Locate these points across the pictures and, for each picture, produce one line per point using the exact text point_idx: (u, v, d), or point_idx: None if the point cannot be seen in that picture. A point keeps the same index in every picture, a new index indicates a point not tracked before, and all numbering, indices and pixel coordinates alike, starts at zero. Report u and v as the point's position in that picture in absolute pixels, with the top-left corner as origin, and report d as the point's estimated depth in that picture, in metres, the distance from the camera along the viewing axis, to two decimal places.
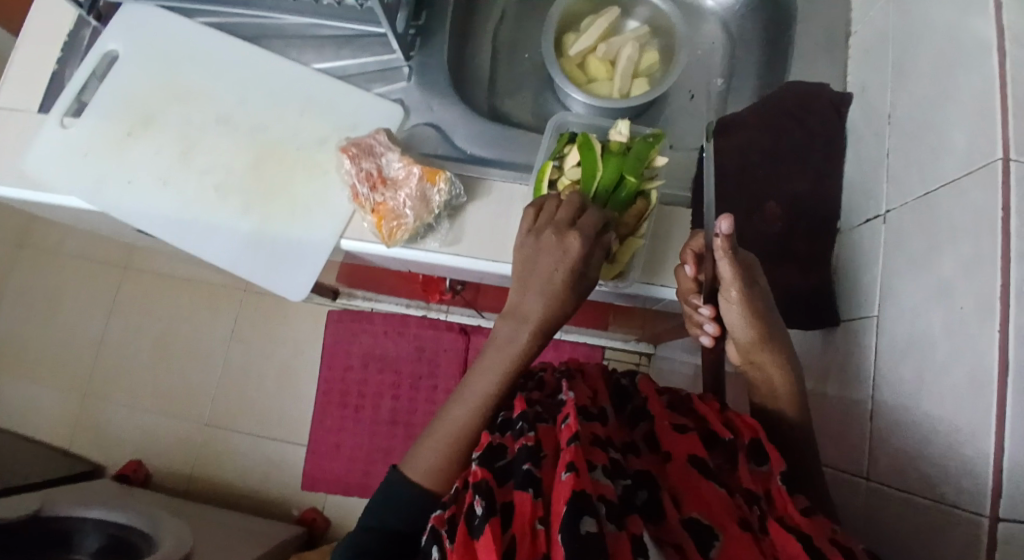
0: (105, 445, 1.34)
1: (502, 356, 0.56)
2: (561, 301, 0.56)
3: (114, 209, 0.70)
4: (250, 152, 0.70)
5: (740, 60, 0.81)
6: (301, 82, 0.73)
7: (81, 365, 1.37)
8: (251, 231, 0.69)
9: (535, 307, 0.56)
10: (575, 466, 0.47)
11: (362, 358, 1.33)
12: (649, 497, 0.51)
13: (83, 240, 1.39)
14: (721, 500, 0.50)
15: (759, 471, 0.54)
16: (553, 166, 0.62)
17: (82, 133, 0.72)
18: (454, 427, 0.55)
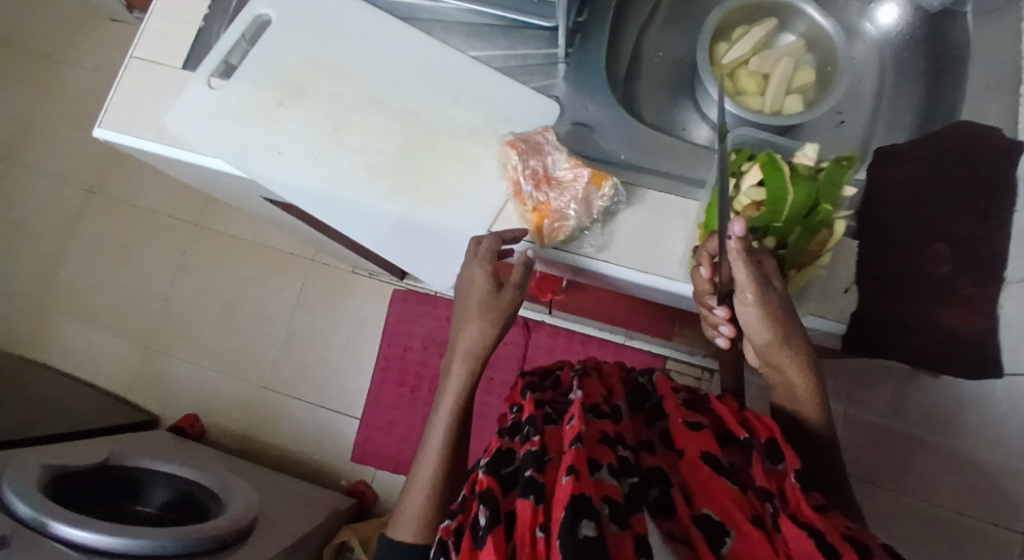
0: (162, 397, 1.34)
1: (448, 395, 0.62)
2: (481, 327, 0.61)
3: (261, 177, 0.68)
4: (403, 134, 0.69)
5: (894, 89, 0.78)
6: (459, 69, 0.71)
7: (145, 314, 1.38)
8: (400, 214, 0.67)
9: (463, 339, 0.62)
10: (575, 470, 0.47)
11: (423, 339, 1.30)
12: (662, 495, 0.50)
13: (162, 192, 1.40)
14: (731, 493, 0.49)
15: (774, 468, 0.52)
16: (731, 182, 0.60)
17: (232, 95, 0.70)
18: (443, 467, 0.61)
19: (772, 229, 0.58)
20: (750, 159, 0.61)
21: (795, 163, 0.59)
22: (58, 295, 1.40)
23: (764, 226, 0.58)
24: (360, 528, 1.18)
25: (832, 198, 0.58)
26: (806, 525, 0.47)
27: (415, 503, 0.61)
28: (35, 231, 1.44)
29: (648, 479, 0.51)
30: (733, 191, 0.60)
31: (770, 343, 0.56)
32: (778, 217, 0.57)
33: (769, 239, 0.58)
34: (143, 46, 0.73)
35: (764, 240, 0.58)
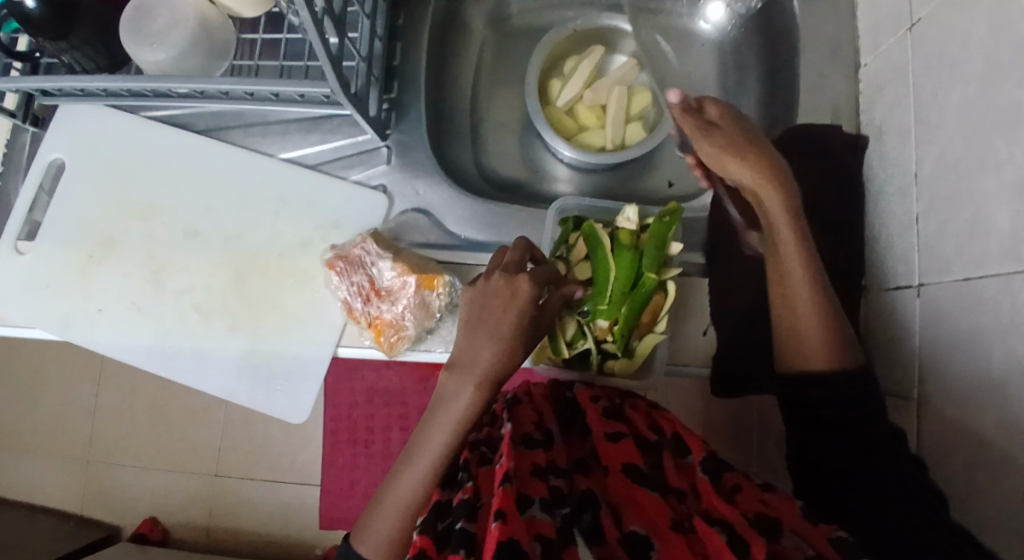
0: (116, 508, 1.28)
1: (449, 416, 0.48)
2: (512, 344, 0.49)
3: (89, 343, 0.66)
4: (229, 263, 0.66)
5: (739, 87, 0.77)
6: (270, 179, 0.67)
7: (79, 431, 1.29)
8: (241, 350, 0.65)
9: (482, 359, 0.48)
10: (504, 512, 0.41)
11: (367, 393, 1.22)
12: (595, 520, 0.45)
13: None
14: (656, 505, 0.46)
15: (685, 464, 0.50)
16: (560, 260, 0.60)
17: (42, 261, 0.67)
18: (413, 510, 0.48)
19: (600, 309, 0.58)
20: (576, 229, 0.60)
21: (618, 229, 0.59)
22: None
23: (592, 308, 0.58)
24: None
25: (657, 262, 0.57)
26: (720, 520, 0.43)
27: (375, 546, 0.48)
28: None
29: (579, 506, 0.46)
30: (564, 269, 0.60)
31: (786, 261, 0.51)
32: (603, 299, 0.57)
33: (602, 320, 0.58)
34: None
35: (597, 322, 0.58)
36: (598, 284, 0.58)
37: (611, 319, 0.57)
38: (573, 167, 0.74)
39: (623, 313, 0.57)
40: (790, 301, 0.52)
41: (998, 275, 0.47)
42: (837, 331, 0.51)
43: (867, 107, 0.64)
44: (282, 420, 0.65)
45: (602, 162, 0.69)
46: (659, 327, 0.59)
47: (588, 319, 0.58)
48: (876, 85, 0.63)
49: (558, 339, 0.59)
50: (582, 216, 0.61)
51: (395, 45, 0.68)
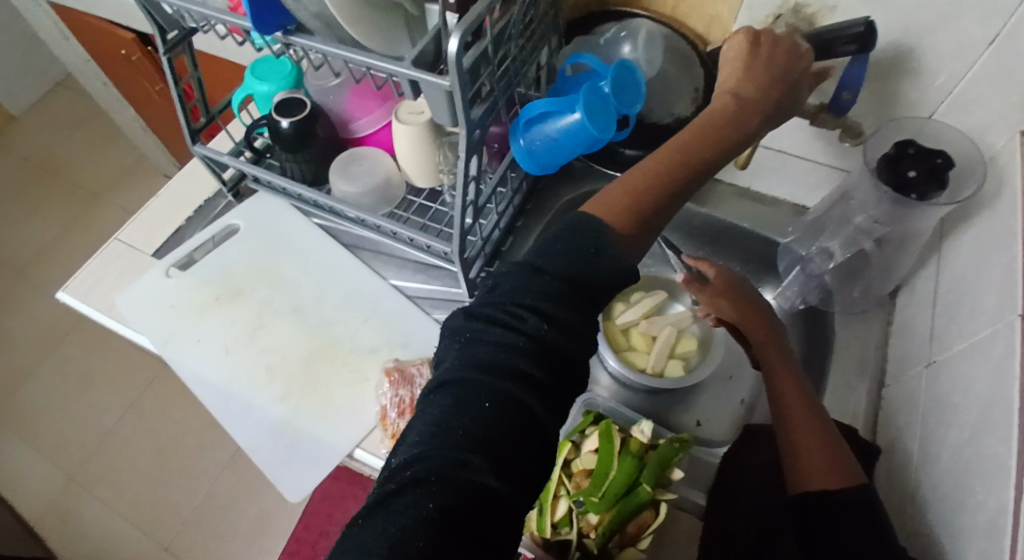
0: (69, 538, 1.38)
1: (681, 161, 0.60)
2: (750, 109, 0.63)
3: (174, 362, 0.78)
4: (310, 344, 0.79)
5: None
6: (375, 293, 0.82)
7: (82, 447, 1.49)
8: (284, 414, 0.75)
9: (734, 132, 0.62)
10: None
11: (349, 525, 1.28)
12: None
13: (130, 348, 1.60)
14: None
15: None
16: (571, 444, 0.68)
17: (180, 288, 0.82)
18: (643, 189, 0.57)
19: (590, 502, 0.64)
20: (593, 423, 0.69)
21: (631, 437, 0.67)
22: (15, 411, 1.54)
23: (586, 499, 0.64)
24: None
25: (654, 480, 0.65)
26: None
27: (609, 205, 0.56)
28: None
29: None
30: (575, 454, 0.68)
31: (789, 397, 0.63)
32: (597, 495, 0.64)
33: (592, 515, 0.64)
34: (128, 233, 0.88)
35: (586, 515, 0.64)
36: (598, 477, 0.65)
37: (600, 515, 0.63)
38: (618, 379, 0.82)
39: (611, 513, 0.63)
40: (807, 431, 0.60)
41: None
42: (840, 462, 0.58)
43: (881, 421, 0.72)
44: (280, 491, 0.72)
45: (641, 382, 0.79)
46: (642, 544, 0.64)
47: (580, 509, 0.65)
48: (892, 406, 0.71)
49: (547, 517, 0.65)
50: (603, 413, 0.71)
51: (511, 237, 0.86)
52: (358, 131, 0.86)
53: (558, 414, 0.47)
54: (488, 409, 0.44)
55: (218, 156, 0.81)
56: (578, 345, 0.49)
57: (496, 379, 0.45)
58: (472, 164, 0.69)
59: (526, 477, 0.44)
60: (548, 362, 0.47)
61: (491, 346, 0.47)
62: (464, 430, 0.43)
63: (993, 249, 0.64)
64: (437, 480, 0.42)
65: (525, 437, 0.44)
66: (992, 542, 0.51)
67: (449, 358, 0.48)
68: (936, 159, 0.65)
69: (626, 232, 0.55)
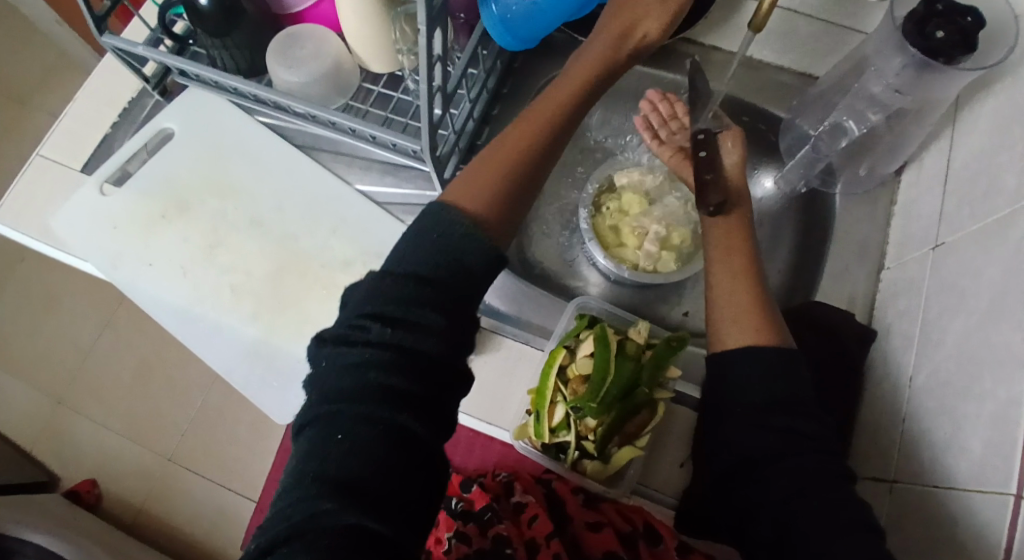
0: (61, 457, 1.28)
1: (551, 100, 0.61)
2: (643, 36, 0.65)
3: (126, 287, 0.70)
4: (276, 258, 0.71)
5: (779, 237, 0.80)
6: (340, 200, 0.74)
7: (48, 367, 1.34)
8: (256, 337, 0.69)
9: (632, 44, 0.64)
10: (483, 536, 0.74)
11: None
12: None
13: None
14: (604, 538, 0.69)
15: (655, 549, 0.67)
16: (565, 351, 0.62)
17: (119, 203, 0.73)
18: (500, 164, 0.56)
19: (589, 410, 0.60)
20: (588, 327, 0.63)
21: (627, 339, 0.62)
22: None
23: (583, 406, 0.60)
24: None
25: (651, 380, 0.60)
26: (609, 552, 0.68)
27: (473, 191, 0.54)
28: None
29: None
30: (568, 361, 0.62)
31: (736, 246, 0.63)
32: (594, 401, 0.59)
33: (590, 418, 0.61)
34: (48, 144, 0.76)
35: (585, 418, 0.61)
36: (594, 384, 0.59)
37: (598, 419, 0.60)
38: (607, 275, 0.79)
39: (610, 416, 0.59)
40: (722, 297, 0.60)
41: (967, 491, 0.51)
42: (774, 322, 0.58)
43: (881, 305, 0.69)
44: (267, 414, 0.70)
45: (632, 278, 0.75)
46: (641, 443, 0.60)
47: (577, 413, 0.61)
48: (894, 290, 0.68)
49: (542, 423, 0.61)
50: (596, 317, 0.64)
51: (486, 127, 0.77)
52: (294, 6, 0.72)
53: (433, 428, 0.45)
54: (342, 442, 0.42)
55: (131, 48, 0.68)
56: (450, 344, 0.47)
57: (347, 407, 0.43)
58: (437, 39, 0.57)
59: (402, 502, 0.42)
60: (413, 370, 0.45)
61: (343, 371, 0.45)
62: (317, 472, 0.42)
63: (1015, 114, 0.58)
64: (288, 545, 0.40)
65: (391, 465, 0.42)
66: (1002, 431, 0.49)
67: (309, 395, 0.46)
68: (965, 17, 0.58)
69: (499, 211, 0.54)
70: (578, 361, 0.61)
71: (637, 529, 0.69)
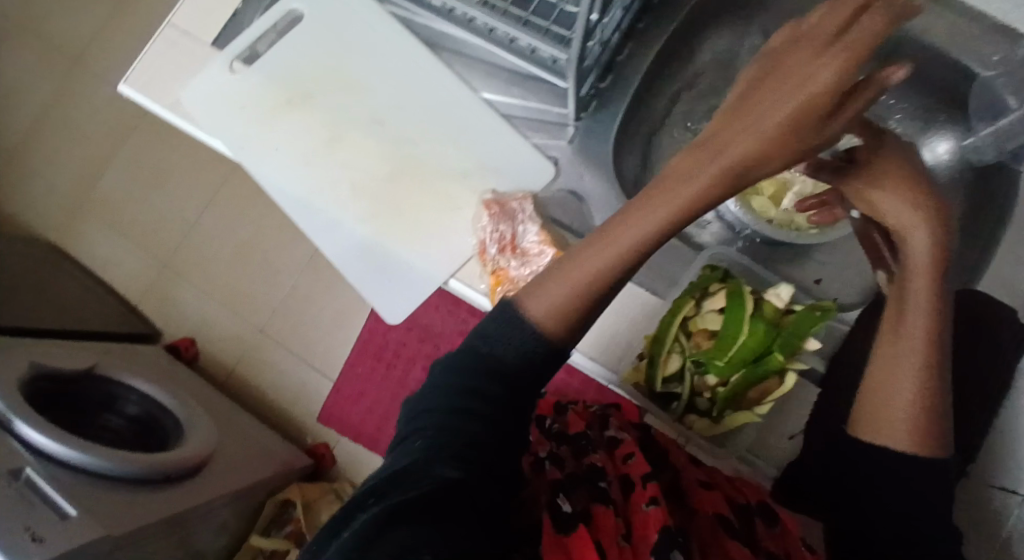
0: (169, 315, 1.39)
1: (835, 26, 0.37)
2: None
3: (252, 170, 0.71)
4: (394, 161, 0.69)
5: None
6: (465, 106, 0.69)
7: (160, 231, 1.42)
8: (369, 237, 0.69)
9: None
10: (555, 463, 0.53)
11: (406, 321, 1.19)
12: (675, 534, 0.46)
13: None
14: (711, 498, 0.53)
15: (775, 533, 0.53)
16: (694, 303, 0.58)
17: (246, 83, 0.71)
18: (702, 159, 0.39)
19: (711, 366, 0.56)
20: (721, 282, 0.58)
21: (764, 300, 0.57)
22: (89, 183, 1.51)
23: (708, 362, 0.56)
24: (308, 488, 1.17)
25: (789, 348, 0.55)
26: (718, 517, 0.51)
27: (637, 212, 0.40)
28: (86, 128, 1.47)
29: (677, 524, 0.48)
30: (694, 312, 0.58)
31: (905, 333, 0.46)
32: (721, 358, 0.56)
33: (711, 375, 0.57)
34: (179, 15, 0.74)
35: (705, 376, 0.57)
36: (724, 340, 0.56)
37: (720, 378, 0.56)
38: (729, 226, 0.74)
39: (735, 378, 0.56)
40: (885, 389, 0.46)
41: None
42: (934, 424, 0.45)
43: None
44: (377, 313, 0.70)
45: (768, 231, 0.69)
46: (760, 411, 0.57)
47: (697, 369, 0.57)
48: None
49: (656, 372, 0.59)
50: (730, 271, 0.59)
51: (628, 43, 0.68)
52: None
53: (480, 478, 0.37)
54: (411, 449, 0.38)
55: None
56: (505, 422, 0.39)
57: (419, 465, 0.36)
58: None
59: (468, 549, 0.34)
60: (502, 417, 0.39)
61: (440, 394, 0.40)
62: (380, 496, 0.36)
63: None
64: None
65: (479, 447, 0.38)
66: None
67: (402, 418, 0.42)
68: None
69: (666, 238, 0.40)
70: (707, 316, 0.58)
71: (751, 505, 0.54)
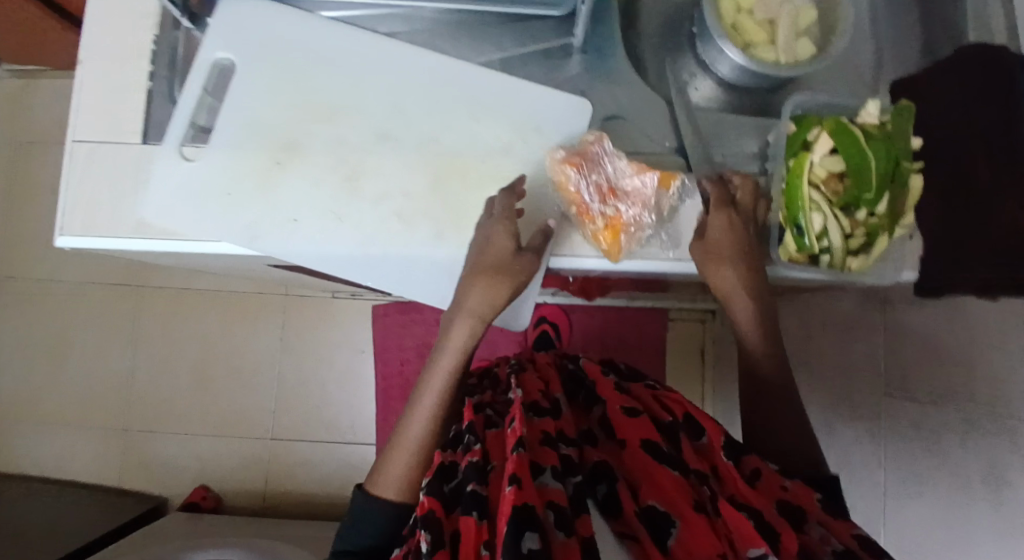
0: (160, 478, 1.20)
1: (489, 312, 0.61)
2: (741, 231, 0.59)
3: (280, 254, 0.60)
4: (427, 167, 0.61)
5: None
6: (465, 81, 0.63)
7: (99, 399, 1.22)
8: (447, 257, 0.61)
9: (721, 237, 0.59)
10: (518, 478, 0.44)
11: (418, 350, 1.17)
12: (609, 491, 0.49)
13: (80, 269, 1.22)
14: (642, 425, 0.54)
15: (701, 447, 0.54)
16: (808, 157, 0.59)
17: (218, 166, 0.60)
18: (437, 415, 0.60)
19: (861, 201, 0.58)
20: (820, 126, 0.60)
21: (863, 123, 0.60)
22: None
23: (855, 198, 0.58)
24: None
25: (906, 151, 0.58)
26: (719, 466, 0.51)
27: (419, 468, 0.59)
28: None
29: (595, 477, 0.50)
30: (812, 167, 0.59)
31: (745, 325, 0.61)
32: (868, 188, 0.57)
33: (862, 210, 0.58)
34: (83, 128, 0.61)
35: (856, 214, 0.59)
36: (859, 172, 0.58)
37: (874, 207, 0.58)
38: (725, 83, 0.69)
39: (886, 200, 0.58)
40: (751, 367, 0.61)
41: None
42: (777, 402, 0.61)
43: None
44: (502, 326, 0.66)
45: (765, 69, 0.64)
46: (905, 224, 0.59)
47: (845, 212, 0.59)
48: None
49: (806, 237, 0.59)
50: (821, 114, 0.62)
51: None
52: None
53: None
54: None
55: None
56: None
57: None
58: None
59: None
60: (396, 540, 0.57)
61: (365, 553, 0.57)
62: None
63: None
64: None
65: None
66: None
67: None
68: None
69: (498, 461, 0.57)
70: (824, 163, 0.59)
71: (678, 420, 0.56)
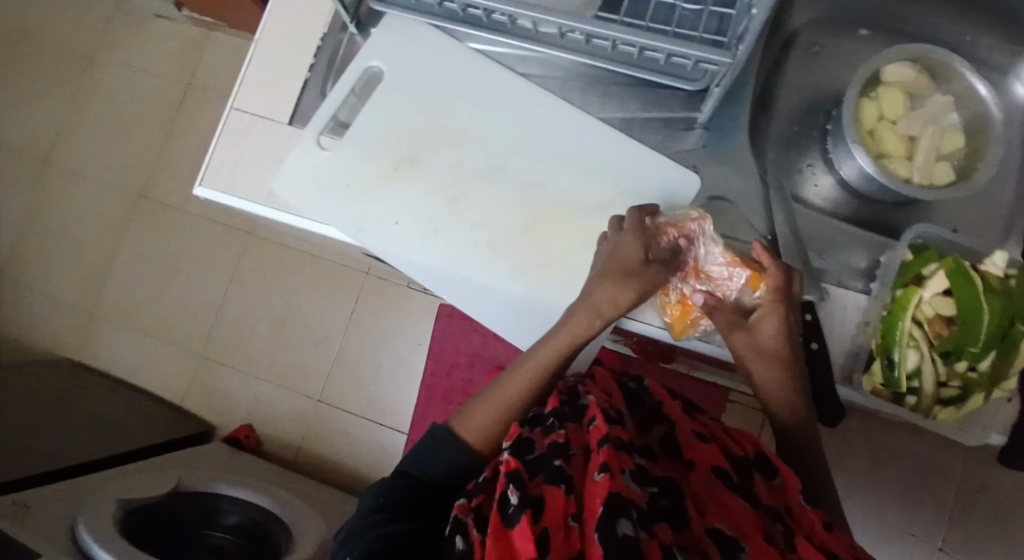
0: (218, 409, 1.29)
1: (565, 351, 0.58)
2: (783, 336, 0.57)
3: (375, 249, 0.64)
4: (525, 206, 0.64)
5: None
6: (585, 134, 0.65)
7: (187, 323, 1.32)
8: (524, 293, 0.63)
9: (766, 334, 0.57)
10: (609, 467, 0.43)
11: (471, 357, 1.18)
12: (675, 504, 0.45)
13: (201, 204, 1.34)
14: (712, 452, 0.51)
15: (773, 485, 0.49)
16: (919, 292, 0.58)
17: (342, 159, 0.65)
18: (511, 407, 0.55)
19: (965, 353, 0.58)
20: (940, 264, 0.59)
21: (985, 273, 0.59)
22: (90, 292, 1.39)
23: (958, 349, 0.58)
24: None
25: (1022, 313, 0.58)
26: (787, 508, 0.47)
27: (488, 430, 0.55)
28: (79, 234, 1.38)
29: (663, 487, 0.46)
30: (921, 304, 0.59)
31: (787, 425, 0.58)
32: (974, 342, 0.57)
33: (964, 361, 0.58)
34: (243, 99, 0.68)
35: (956, 363, 0.58)
36: (970, 324, 0.57)
37: (977, 362, 0.58)
38: (847, 188, 0.67)
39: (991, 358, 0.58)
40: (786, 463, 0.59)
41: None
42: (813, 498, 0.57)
43: None
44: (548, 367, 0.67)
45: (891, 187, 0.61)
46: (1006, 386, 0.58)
47: (944, 358, 0.59)
48: None
49: (900, 373, 0.58)
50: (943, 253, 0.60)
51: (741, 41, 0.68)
52: None
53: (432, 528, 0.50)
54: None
55: None
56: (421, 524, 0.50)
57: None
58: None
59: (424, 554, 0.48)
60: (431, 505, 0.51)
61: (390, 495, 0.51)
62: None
63: None
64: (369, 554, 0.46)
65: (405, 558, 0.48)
66: None
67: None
68: None
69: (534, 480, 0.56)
70: (936, 303, 0.59)
71: (749, 456, 0.52)
